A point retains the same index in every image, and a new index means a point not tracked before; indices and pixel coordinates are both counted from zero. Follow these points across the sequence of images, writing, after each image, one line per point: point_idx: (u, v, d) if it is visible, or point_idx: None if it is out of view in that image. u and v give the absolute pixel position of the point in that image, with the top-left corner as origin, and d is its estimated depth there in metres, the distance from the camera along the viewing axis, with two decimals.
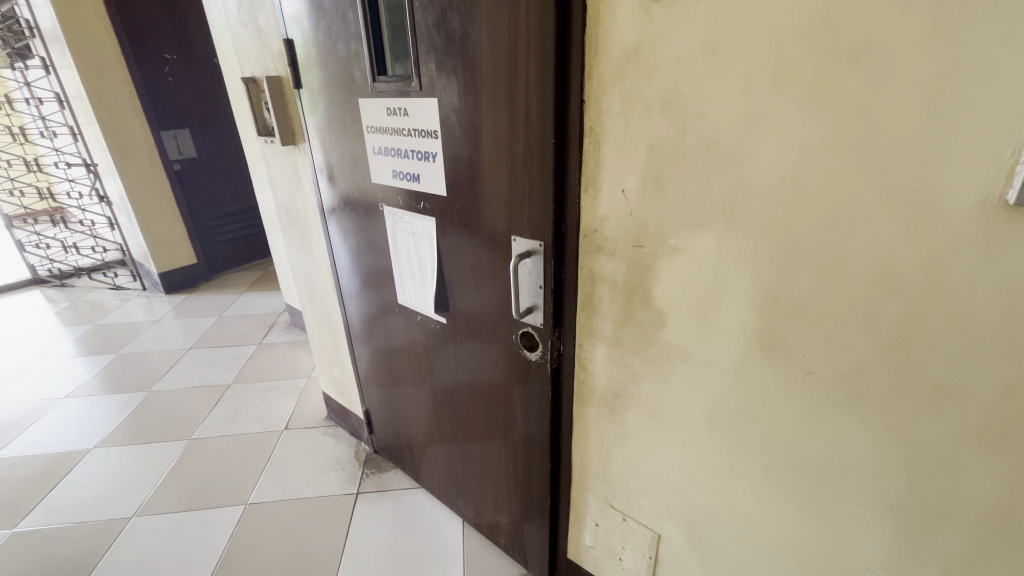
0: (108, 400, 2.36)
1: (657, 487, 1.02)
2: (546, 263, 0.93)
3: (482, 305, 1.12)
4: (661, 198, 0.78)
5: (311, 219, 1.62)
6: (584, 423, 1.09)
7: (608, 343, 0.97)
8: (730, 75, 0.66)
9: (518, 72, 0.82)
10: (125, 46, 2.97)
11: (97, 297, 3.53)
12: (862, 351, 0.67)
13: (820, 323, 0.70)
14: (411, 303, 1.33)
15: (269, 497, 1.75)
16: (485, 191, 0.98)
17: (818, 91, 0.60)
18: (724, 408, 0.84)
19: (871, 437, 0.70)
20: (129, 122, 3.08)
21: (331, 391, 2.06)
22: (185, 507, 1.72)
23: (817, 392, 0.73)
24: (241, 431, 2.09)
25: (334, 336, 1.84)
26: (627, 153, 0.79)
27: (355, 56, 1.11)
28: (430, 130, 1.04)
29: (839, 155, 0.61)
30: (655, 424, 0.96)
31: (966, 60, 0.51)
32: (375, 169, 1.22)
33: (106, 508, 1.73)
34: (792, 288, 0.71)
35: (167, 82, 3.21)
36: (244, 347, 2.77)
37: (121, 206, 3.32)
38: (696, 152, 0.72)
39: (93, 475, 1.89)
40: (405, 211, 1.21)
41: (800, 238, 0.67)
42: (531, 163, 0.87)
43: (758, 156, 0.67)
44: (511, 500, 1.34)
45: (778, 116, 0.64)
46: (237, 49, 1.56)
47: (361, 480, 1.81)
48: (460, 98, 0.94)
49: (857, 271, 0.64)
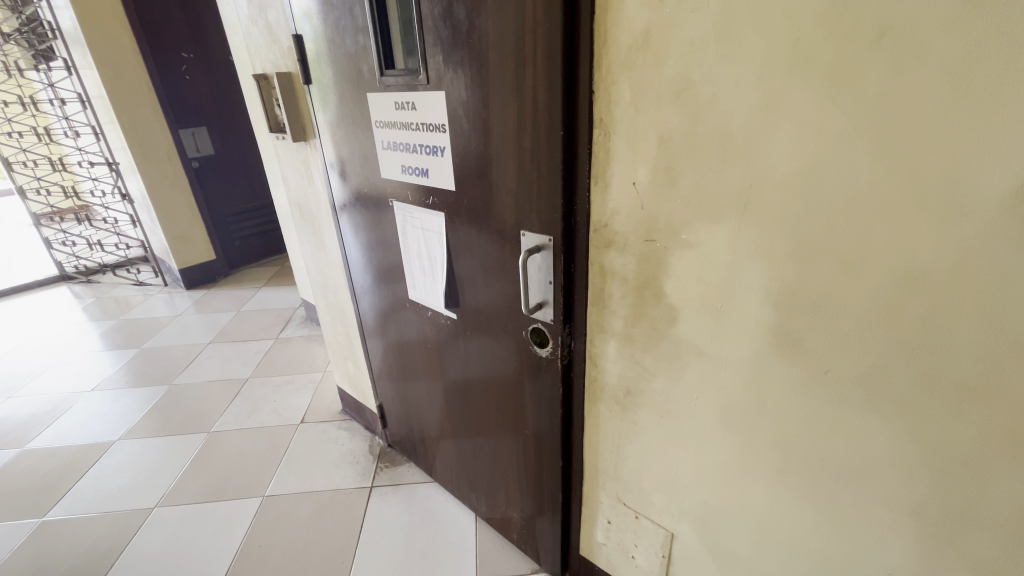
0: (132, 394, 2.42)
1: (669, 485, 1.00)
2: (555, 259, 0.92)
3: (492, 300, 1.11)
4: (674, 192, 0.76)
5: (323, 215, 1.63)
6: (596, 420, 1.08)
7: (619, 340, 0.95)
8: (744, 62, 0.63)
9: (526, 63, 0.80)
10: (143, 46, 3.02)
11: (120, 293, 3.62)
12: (883, 350, 0.65)
13: (838, 319, 0.67)
14: (421, 299, 1.33)
15: (285, 490, 1.78)
16: (494, 184, 0.97)
17: (837, 78, 0.57)
18: (737, 406, 0.83)
19: (892, 438, 0.68)
20: (148, 121, 3.13)
21: (345, 386, 2.08)
22: (203, 499, 1.76)
23: (836, 390, 0.71)
24: (259, 424, 2.12)
25: (347, 331, 1.85)
26: (637, 145, 0.77)
27: (363, 50, 1.10)
28: (438, 124, 1.03)
29: (859, 144, 0.58)
30: (668, 422, 0.94)
31: (1002, 40, 0.48)
32: (383, 165, 1.23)
33: (129, 499, 1.78)
34: (808, 283, 0.68)
35: (184, 80, 3.26)
36: (262, 342, 2.81)
37: (142, 204, 3.39)
38: (708, 143, 0.69)
39: (118, 467, 1.94)
40: (414, 206, 1.20)
41: (817, 232, 0.65)
42: (539, 156, 0.85)
43: (774, 147, 0.64)
44: (523, 496, 1.34)
45: (795, 103, 0.61)
46: (248, 46, 1.57)
47: (375, 474, 1.83)
48: (468, 91, 0.92)
49: (877, 267, 0.61)
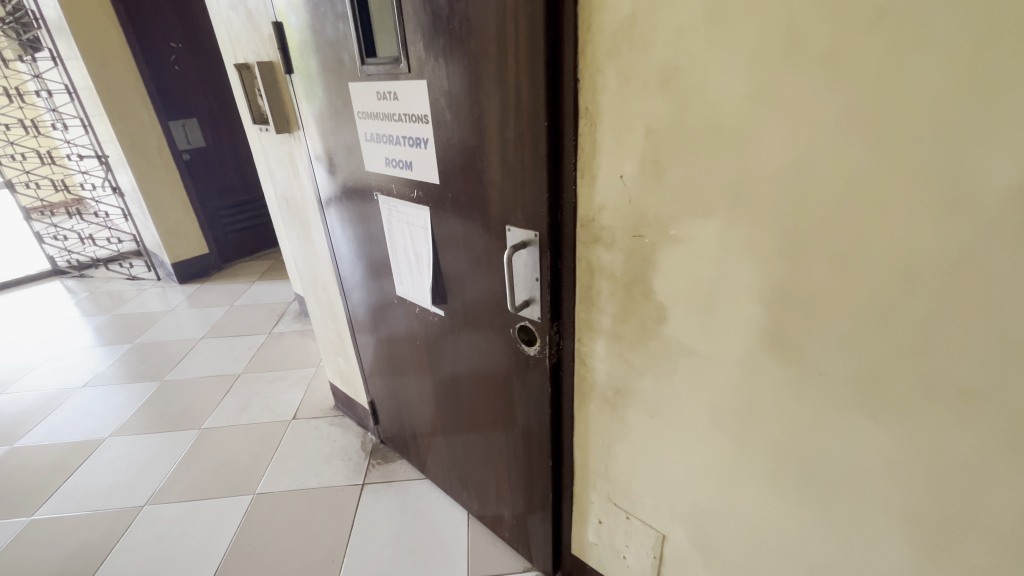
0: (123, 390, 2.40)
1: (660, 486, 0.98)
2: (541, 255, 0.89)
3: (480, 297, 1.08)
4: (661, 185, 0.72)
5: (310, 209, 1.59)
6: (585, 419, 1.05)
7: (608, 338, 0.91)
8: (734, 47, 0.59)
9: (508, 50, 0.77)
10: (130, 36, 2.96)
11: (113, 287, 3.59)
12: (879, 351, 0.61)
13: (832, 320, 0.64)
14: (409, 295, 1.30)
15: (276, 487, 1.76)
16: (479, 177, 0.93)
17: (832, 64, 0.54)
18: (728, 407, 0.80)
19: (888, 442, 0.65)
20: (136, 112, 3.08)
21: (336, 381, 2.05)
22: (194, 497, 1.74)
23: (830, 393, 0.68)
24: (250, 421, 2.10)
25: (337, 326, 1.82)
26: (623, 136, 0.73)
27: (343, 38, 1.06)
28: (420, 115, 0.99)
29: (855, 133, 0.55)
30: (658, 422, 0.91)
31: (1005, 21, 0.44)
32: (368, 157, 1.19)
33: (119, 497, 1.76)
34: (802, 281, 0.65)
35: (173, 71, 3.20)
36: (255, 337, 2.78)
37: (133, 197, 3.34)
38: (697, 134, 0.66)
39: (108, 464, 1.92)
40: (399, 200, 1.17)
41: (811, 226, 0.61)
42: (523, 148, 0.82)
43: (765, 137, 0.61)
44: (514, 494, 1.32)
45: (788, 91, 0.57)
46: (230, 35, 1.52)
47: (367, 471, 1.81)
48: (450, 79, 0.89)
49: (873, 264, 0.58)
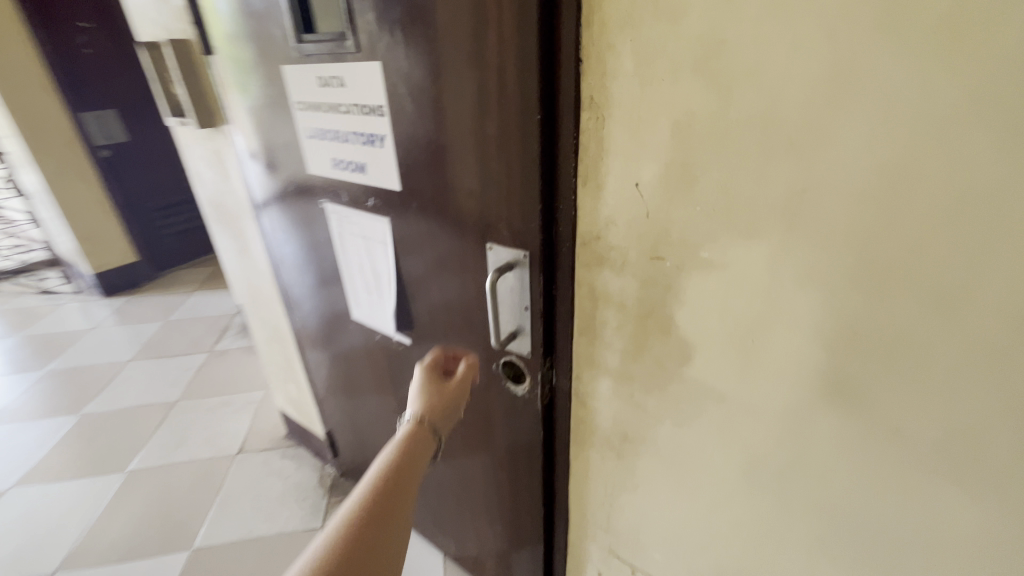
0: (33, 427, 2.06)
1: (674, 542, 0.84)
2: (532, 278, 0.72)
3: (455, 326, 0.90)
4: (691, 197, 0.56)
5: (245, 217, 1.36)
6: (584, 465, 0.90)
7: (614, 377, 0.76)
8: (804, 13, 0.44)
9: (488, 21, 0.59)
10: (27, 13, 2.55)
11: (24, 303, 3.15)
12: (979, 408, 0.48)
13: (916, 368, 0.50)
14: (368, 320, 1.10)
15: (218, 539, 1.52)
16: (451, 183, 0.75)
17: (949, 35, 0.39)
18: (766, 463, 0.66)
19: (979, 515, 0.53)
20: (40, 103, 2.67)
21: (288, 408, 1.82)
22: (118, 557, 1.48)
23: (905, 454, 0.55)
24: (188, 458, 1.84)
25: (285, 349, 1.60)
26: (641, 135, 0.57)
27: (273, 8, 0.85)
28: (374, 107, 0.79)
29: (975, 132, 0.40)
30: (674, 474, 0.77)
31: None
32: (311, 158, 0.98)
33: (23, 564, 1.48)
34: (878, 319, 0.51)
35: (84, 55, 2.80)
36: (193, 357, 2.47)
37: (42, 200, 2.93)
38: (744, 132, 0.50)
39: (11, 522, 1.62)
40: (351, 210, 0.96)
41: (898, 252, 0.47)
42: (509, 148, 0.64)
43: (841, 136, 0.46)
44: (499, 540, 1.16)
45: (879, 74, 0.42)
46: (134, 8, 1.25)
47: (327, 511, 1.60)
48: (411, 61, 0.69)
49: (983, 302, 0.45)
